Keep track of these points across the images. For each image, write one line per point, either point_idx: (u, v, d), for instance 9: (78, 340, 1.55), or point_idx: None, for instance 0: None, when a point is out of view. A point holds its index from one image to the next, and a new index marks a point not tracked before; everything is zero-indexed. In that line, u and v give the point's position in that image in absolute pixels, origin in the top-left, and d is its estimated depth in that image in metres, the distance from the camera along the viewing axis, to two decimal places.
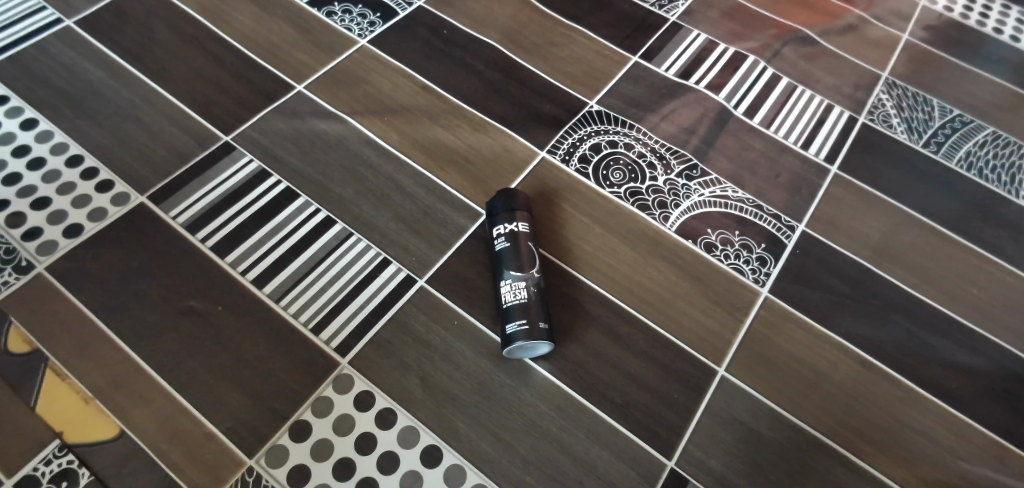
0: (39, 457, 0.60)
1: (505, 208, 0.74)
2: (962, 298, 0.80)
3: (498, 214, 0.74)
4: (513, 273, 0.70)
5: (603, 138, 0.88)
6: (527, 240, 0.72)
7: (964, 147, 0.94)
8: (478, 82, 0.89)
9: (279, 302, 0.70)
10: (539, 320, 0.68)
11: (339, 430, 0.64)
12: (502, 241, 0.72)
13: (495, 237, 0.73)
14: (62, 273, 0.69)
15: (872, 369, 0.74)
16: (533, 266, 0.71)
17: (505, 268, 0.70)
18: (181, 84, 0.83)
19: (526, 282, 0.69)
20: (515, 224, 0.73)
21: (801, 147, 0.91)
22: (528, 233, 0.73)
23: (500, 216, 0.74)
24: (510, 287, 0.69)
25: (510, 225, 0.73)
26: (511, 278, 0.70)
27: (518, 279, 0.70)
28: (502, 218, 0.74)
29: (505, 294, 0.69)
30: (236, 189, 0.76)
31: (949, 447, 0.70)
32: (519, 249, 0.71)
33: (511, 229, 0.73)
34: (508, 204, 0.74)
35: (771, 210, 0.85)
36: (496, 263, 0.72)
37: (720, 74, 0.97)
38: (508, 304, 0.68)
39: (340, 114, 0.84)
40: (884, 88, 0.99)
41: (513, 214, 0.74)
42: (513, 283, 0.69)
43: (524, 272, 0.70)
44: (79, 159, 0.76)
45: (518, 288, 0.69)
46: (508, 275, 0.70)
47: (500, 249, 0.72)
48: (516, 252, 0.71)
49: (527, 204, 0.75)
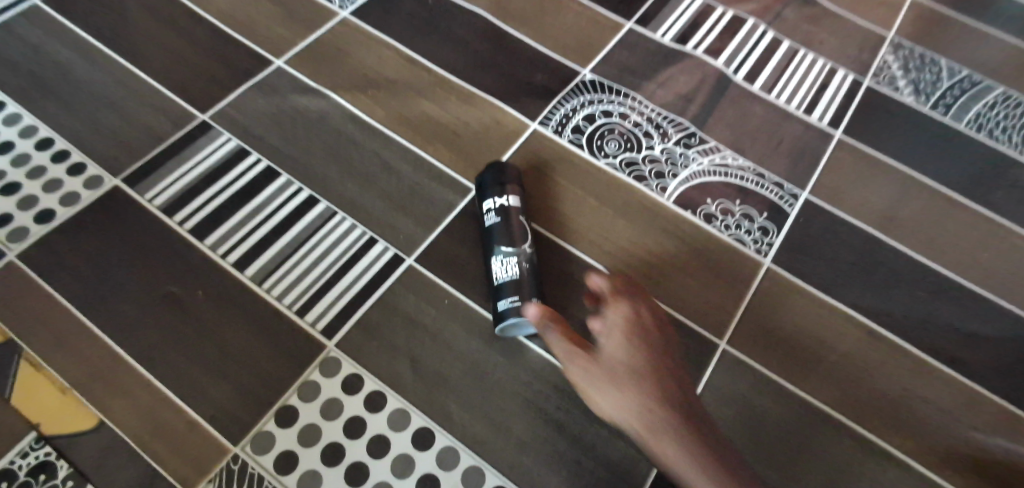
0: (16, 450, 0.58)
1: (497, 180, 0.71)
2: (973, 265, 0.77)
3: (489, 188, 0.71)
4: (505, 249, 0.67)
5: (597, 108, 0.84)
6: (519, 214, 0.69)
7: (973, 108, 0.90)
8: (466, 54, 0.86)
9: (261, 284, 0.67)
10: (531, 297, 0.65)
11: (327, 415, 0.62)
12: (493, 217, 0.69)
13: (485, 212, 0.70)
14: (34, 261, 0.66)
15: (880, 339, 0.72)
16: (524, 241, 0.68)
17: (496, 244, 0.68)
18: (155, 63, 0.80)
19: (518, 258, 0.67)
20: (505, 198, 0.70)
21: (804, 112, 0.87)
22: (519, 207, 0.70)
23: (490, 190, 0.71)
24: (501, 265, 0.66)
25: (500, 199, 0.70)
26: (502, 254, 0.67)
27: (509, 255, 0.67)
28: (494, 191, 0.71)
29: (496, 270, 0.66)
30: (215, 169, 0.73)
31: (960, 417, 0.68)
32: (510, 224, 0.68)
33: (501, 203, 0.69)
34: (501, 178, 0.71)
35: (773, 178, 0.81)
36: (487, 239, 0.69)
37: (718, 39, 0.93)
38: (499, 281, 0.66)
39: (322, 89, 0.81)
40: (890, 48, 0.95)
41: (505, 188, 0.70)
42: (504, 260, 0.67)
43: (516, 248, 0.67)
44: (51, 142, 0.73)
45: (509, 265, 0.66)
46: (498, 251, 0.67)
47: (491, 224, 0.69)
48: (507, 227, 0.68)
49: (517, 177, 0.72)
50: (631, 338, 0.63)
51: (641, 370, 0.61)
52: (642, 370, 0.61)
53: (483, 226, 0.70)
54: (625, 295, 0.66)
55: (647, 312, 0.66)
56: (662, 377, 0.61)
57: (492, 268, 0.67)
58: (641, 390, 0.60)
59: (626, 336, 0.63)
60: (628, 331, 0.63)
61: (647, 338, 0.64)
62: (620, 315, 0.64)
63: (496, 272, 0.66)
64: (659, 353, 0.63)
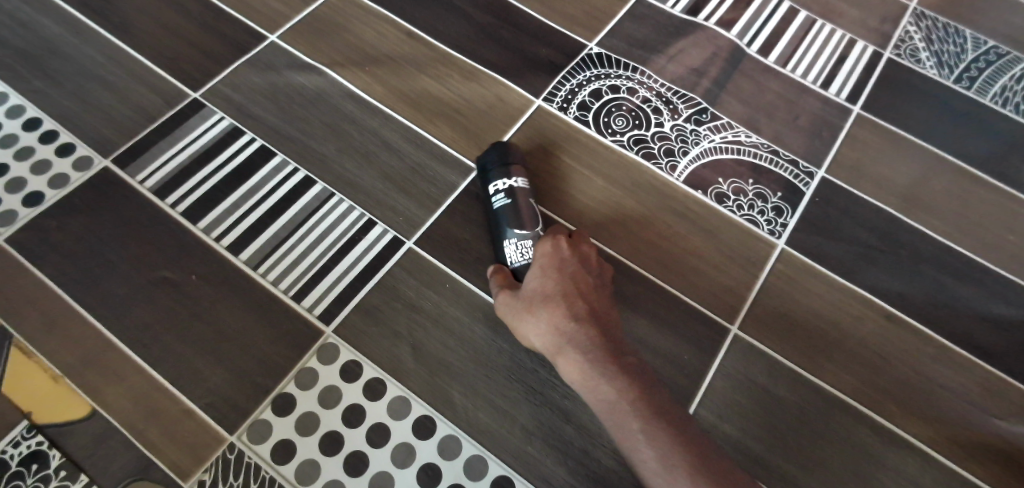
0: (8, 439, 0.56)
1: (500, 162, 0.68)
2: (997, 246, 0.74)
3: (493, 169, 0.68)
4: (518, 231, 0.64)
5: (605, 84, 0.81)
6: (527, 196, 0.67)
7: (999, 81, 0.85)
8: (468, 27, 0.82)
9: (257, 269, 0.65)
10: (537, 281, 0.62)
11: (325, 403, 0.61)
12: (501, 199, 0.66)
13: (492, 194, 0.67)
14: (23, 245, 0.64)
15: (899, 324, 0.69)
16: (535, 224, 0.65)
17: (506, 227, 0.65)
18: (144, 39, 0.77)
19: (532, 241, 0.64)
20: (513, 179, 0.67)
21: (821, 86, 0.83)
22: (527, 188, 0.67)
23: (495, 172, 0.67)
24: (516, 250, 0.64)
25: (507, 181, 0.67)
26: (515, 237, 0.64)
27: (522, 237, 0.64)
28: (499, 173, 0.67)
29: (510, 254, 0.64)
30: (207, 149, 0.71)
31: (981, 404, 0.65)
32: (519, 205, 0.65)
33: (510, 185, 0.66)
34: (504, 158, 0.68)
35: (788, 156, 0.78)
36: (496, 221, 0.66)
37: (732, 11, 0.89)
38: (515, 265, 0.64)
39: (318, 66, 0.78)
40: (912, 19, 0.90)
41: (510, 170, 0.67)
42: (518, 243, 0.64)
43: (529, 231, 0.65)
44: (38, 122, 0.71)
45: (524, 250, 0.64)
46: (510, 234, 0.64)
47: (499, 206, 0.66)
48: (517, 210, 0.65)
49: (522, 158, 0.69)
50: (546, 270, 0.59)
51: (551, 297, 0.57)
52: (555, 300, 0.56)
53: (489, 210, 0.67)
54: (550, 233, 0.62)
55: (575, 247, 0.61)
56: (573, 305, 0.56)
57: (506, 253, 0.65)
58: (552, 323, 0.55)
59: (542, 267, 0.59)
60: (546, 264, 0.59)
61: (566, 269, 0.59)
62: (542, 252, 0.61)
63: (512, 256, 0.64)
64: (577, 283, 0.58)
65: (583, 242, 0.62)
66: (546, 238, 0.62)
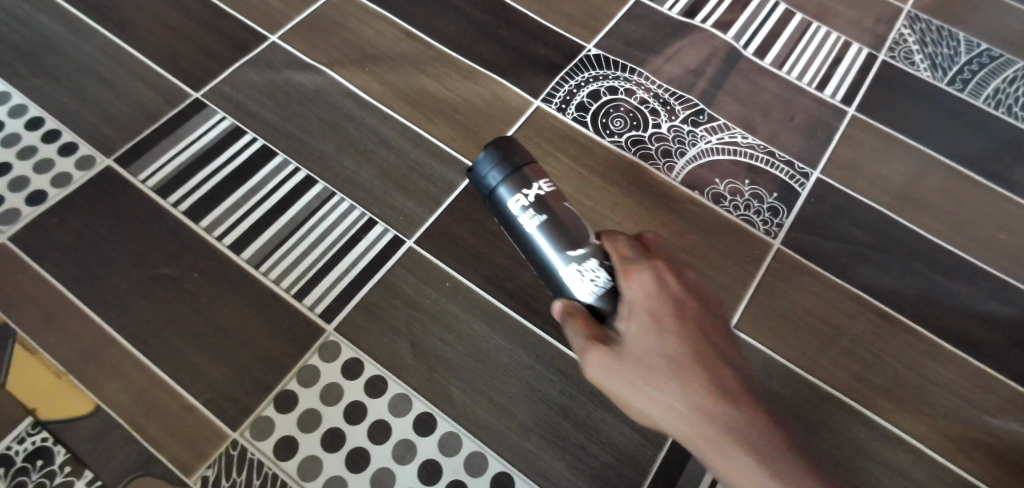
0: (12, 435, 0.57)
1: (509, 169, 0.55)
2: (989, 246, 0.75)
3: (502, 182, 0.55)
4: (573, 254, 0.54)
5: (602, 84, 0.82)
6: (560, 198, 0.56)
7: (992, 83, 0.87)
8: (467, 27, 0.83)
9: (258, 267, 0.66)
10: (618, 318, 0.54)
11: (327, 400, 0.61)
12: (535, 220, 0.54)
13: (520, 216, 0.55)
14: (25, 243, 0.65)
15: (892, 322, 0.70)
16: (582, 227, 0.55)
17: (558, 250, 0.54)
18: (145, 38, 0.77)
19: (595, 259, 0.54)
20: (535, 186, 0.55)
21: (816, 88, 0.84)
22: (555, 189, 0.56)
23: (506, 186, 0.55)
24: (580, 279, 0.54)
25: (530, 191, 0.55)
26: (574, 263, 0.54)
27: (583, 260, 0.54)
28: (512, 187, 0.55)
29: (582, 287, 0.54)
30: (209, 149, 0.72)
31: (973, 401, 0.67)
32: (560, 218, 0.55)
33: (536, 194, 0.55)
34: (514, 164, 0.55)
35: (784, 156, 0.79)
36: (540, 246, 0.55)
37: (728, 12, 0.90)
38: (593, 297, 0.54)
39: (318, 65, 0.78)
40: (906, 21, 0.91)
41: (527, 178, 0.55)
42: (582, 268, 0.54)
43: (585, 248, 0.54)
44: (40, 121, 0.71)
45: (594, 276, 0.54)
46: (568, 261, 0.54)
47: (537, 227, 0.54)
48: (557, 221, 0.54)
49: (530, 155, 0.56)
50: (656, 318, 0.52)
51: (682, 362, 0.51)
52: (682, 356, 0.51)
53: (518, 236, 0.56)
54: (636, 266, 0.54)
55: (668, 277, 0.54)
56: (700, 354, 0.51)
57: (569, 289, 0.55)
58: (687, 386, 0.50)
59: (650, 317, 0.52)
60: (653, 309, 0.52)
61: (678, 309, 0.53)
62: (641, 293, 0.53)
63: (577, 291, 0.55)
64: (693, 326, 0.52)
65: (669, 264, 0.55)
66: (635, 274, 0.53)
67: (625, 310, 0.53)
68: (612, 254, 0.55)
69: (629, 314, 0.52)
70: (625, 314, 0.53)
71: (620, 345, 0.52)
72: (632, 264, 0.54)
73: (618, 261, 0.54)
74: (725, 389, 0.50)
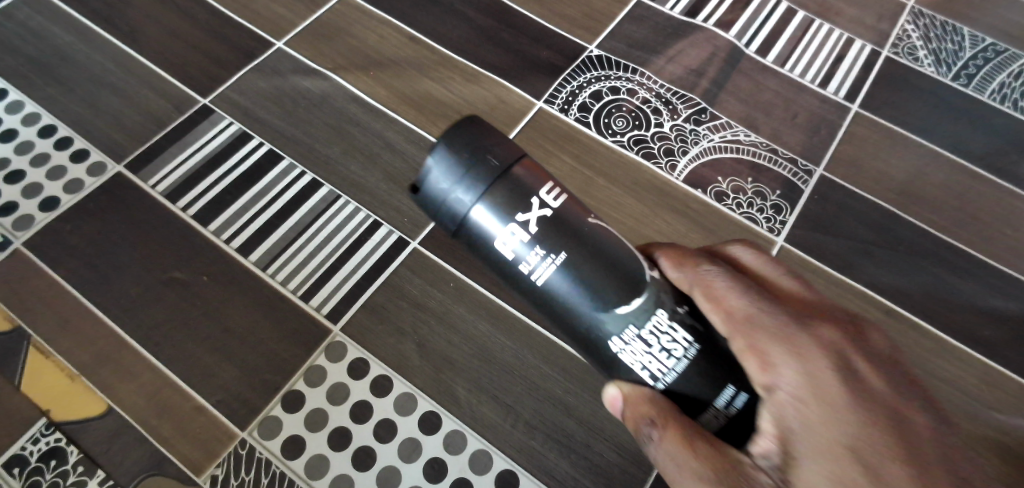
0: (27, 436, 0.58)
1: (485, 174, 0.40)
2: (995, 241, 0.75)
3: (478, 199, 0.40)
4: (621, 308, 0.41)
5: (604, 85, 0.82)
6: (575, 206, 0.42)
7: (997, 78, 0.86)
8: (470, 31, 0.84)
9: (265, 270, 0.67)
10: (716, 405, 0.41)
11: (333, 400, 0.62)
12: (554, 258, 0.40)
13: (538, 254, 0.41)
14: (39, 248, 0.66)
15: (897, 318, 0.70)
16: (614, 240, 0.42)
17: (597, 292, 0.40)
18: (155, 46, 0.79)
19: (657, 315, 0.41)
20: (541, 199, 0.41)
21: (819, 85, 0.84)
22: (566, 193, 0.42)
23: (483, 205, 0.40)
24: (643, 349, 0.41)
25: (537, 208, 0.40)
26: (629, 321, 0.41)
27: (639, 320, 0.41)
28: (495, 205, 0.40)
29: (648, 362, 0.41)
30: (217, 154, 0.73)
31: (980, 397, 0.66)
32: (585, 238, 0.41)
33: (545, 211, 0.41)
34: (493, 167, 0.40)
35: (787, 154, 0.79)
36: (573, 290, 0.41)
37: (730, 12, 0.90)
38: (666, 373, 0.41)
39: (323, 71, 0.79)
40: (910, 17, 0.91)
41: (519, 178, 0.40)
42: (640, 333, 0.41)
43: (633, 301, 0.41)
44: (52, 129, 0.73)
45: (665, 342, 0.41)
46: (620, 328, 0.41)
47: (563, 263, 0.40)
48: (582, 241, 0.41)
49: (520, 154, 0.41)
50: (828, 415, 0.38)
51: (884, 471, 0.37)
52: (882, 452, 0.37)
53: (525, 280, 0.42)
54: (762, 330, 0.41)
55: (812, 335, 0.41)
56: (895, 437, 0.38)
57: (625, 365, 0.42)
58: None
59: (822, 419, 0.38)
60: (816, 399, 0.39)
61: (848, 384, 0.39)
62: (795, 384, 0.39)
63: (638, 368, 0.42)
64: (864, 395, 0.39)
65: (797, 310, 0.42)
66: (768, 348, 0.40)
67: (781, 421, 0.39)
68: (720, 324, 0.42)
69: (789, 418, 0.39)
70: (785, 430, 0.39)
71: (795, 478, 0.38)
72: (751, 326, 0.41)
73: (726, 324, 0.42)
74: (942, 481, 0.37)
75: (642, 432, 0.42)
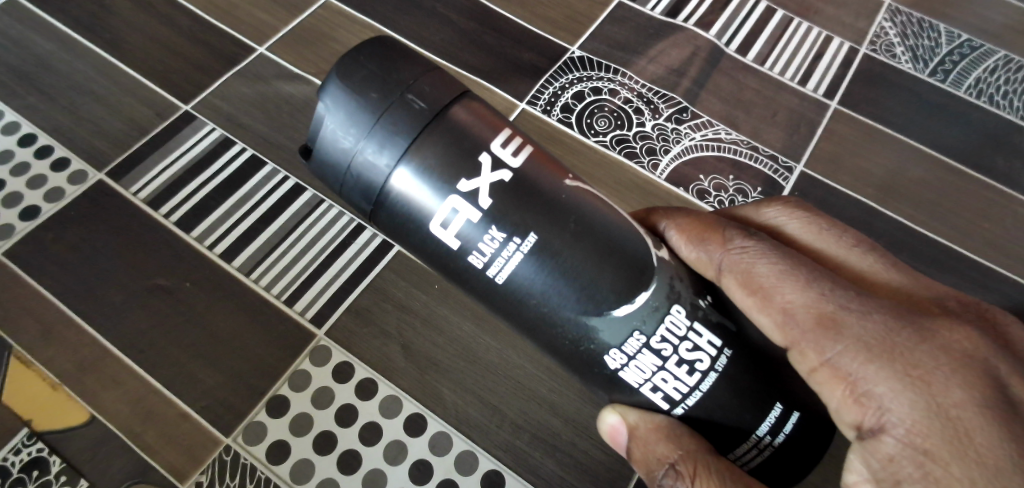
0: (10, 446, 0.58)
1: (408, 125, 0.41)
2: (972, 234, 0.76)
3: (402, 151, 0.41)
4: (621, 307, 0.43)
5: (587, 86, 0.83)
6: (520, 153, 0.43)
7: (973, 74, 0.87)
8: (451, 33, 0.84)
9: (249, 275, 0.67)
10: (757, 433, 0.46)
11: (319, 404, 0.62)
12: (526, 243, 0.42)
13: (503, 236, 0.42)
14: (20, 257, 0.66)
15: None
16: (563, 183, 0.44)
17: (575, 275, 0.42)
18: (136, 53, 0.79)
19: (669, 320, 0.44)
20: (485, 157, 0.42)
21: (799, 83, 0.85)
22: (506, 138, 0.43)
23: (411, 161, 0.41)
24: (656, 362, 0.44)
25: (484, 167, 0.42)
26: (635, 327, 0.43)
27: (647, 328, 0.43)
28: (425, 161, 0.41)
29: (664, 374, 0.45)
30: (199, 160, 0.73)
31: None
32: (544, 199, 0.42)
33: (493, 170, 0.42)
34: (416, 123, 0.41)
35: (768, 151, 0.80)
36: (546, 271, 0.42)
37: (710, 12, 0.91)
38: (683, 381, 0.45)
39: (306, 76, 0.80)
40: (887, 15, 0.92)
41: (452, 129, 0.42)
42: (654, 345, 0.44)
43: (637, 303, 0.43)
44: (33, 138, 0.73)
45: (680, 348, 0.44)
46: (628, 339, 0.43)
47: (534, 243, 0.42)
48: (539, 200, 0.42)
49: (445, 102, 0.42)
50: (937, 432, 0.39)
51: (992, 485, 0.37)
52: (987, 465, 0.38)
53: (472, 264, 0.43)
54: (830, 332, 0.42)
55: (887, 331, 0.41)
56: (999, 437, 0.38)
57: (633, 383, 0.45)
58: None
59: (929, 442, 0.39)
60: (915, 413, 0.39)
61: (953, 394, 0.39)
62: (890, 402, 0.40)
63: (651, 385, 0.45)
64: (961, 387, 0.40)
65: (858, 294, 0.43)
66: (835, 356, 0.42)
67: (882, 457, 0.40)
68: (774, 331, 0.45)
69: (890, 448, 0.40)
70: (889, 474, 0.40)
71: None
72: (810, 327, 0.43)
73: (782, 326, 0.44)
74: None
75: (650, 457, 0.47)
